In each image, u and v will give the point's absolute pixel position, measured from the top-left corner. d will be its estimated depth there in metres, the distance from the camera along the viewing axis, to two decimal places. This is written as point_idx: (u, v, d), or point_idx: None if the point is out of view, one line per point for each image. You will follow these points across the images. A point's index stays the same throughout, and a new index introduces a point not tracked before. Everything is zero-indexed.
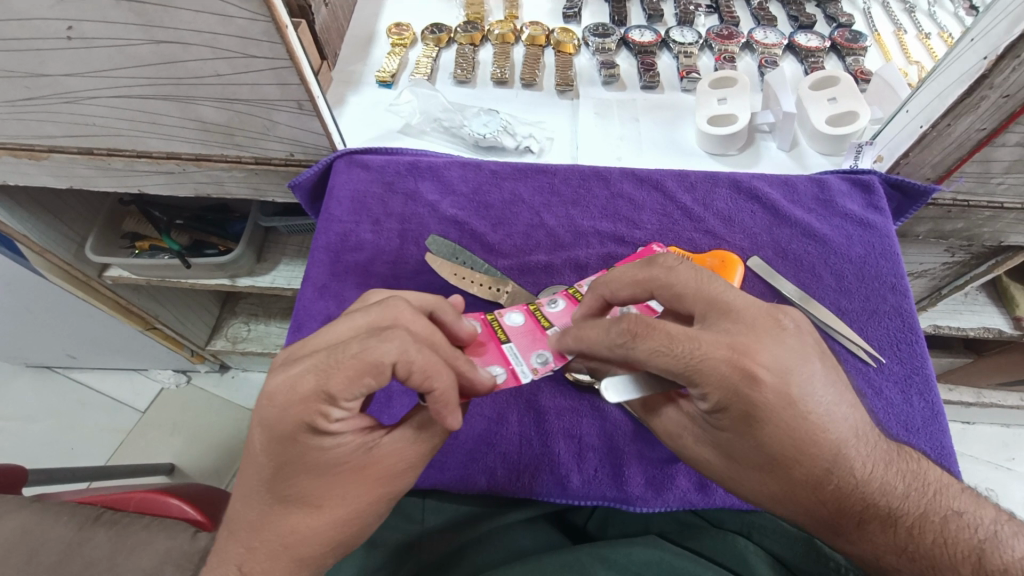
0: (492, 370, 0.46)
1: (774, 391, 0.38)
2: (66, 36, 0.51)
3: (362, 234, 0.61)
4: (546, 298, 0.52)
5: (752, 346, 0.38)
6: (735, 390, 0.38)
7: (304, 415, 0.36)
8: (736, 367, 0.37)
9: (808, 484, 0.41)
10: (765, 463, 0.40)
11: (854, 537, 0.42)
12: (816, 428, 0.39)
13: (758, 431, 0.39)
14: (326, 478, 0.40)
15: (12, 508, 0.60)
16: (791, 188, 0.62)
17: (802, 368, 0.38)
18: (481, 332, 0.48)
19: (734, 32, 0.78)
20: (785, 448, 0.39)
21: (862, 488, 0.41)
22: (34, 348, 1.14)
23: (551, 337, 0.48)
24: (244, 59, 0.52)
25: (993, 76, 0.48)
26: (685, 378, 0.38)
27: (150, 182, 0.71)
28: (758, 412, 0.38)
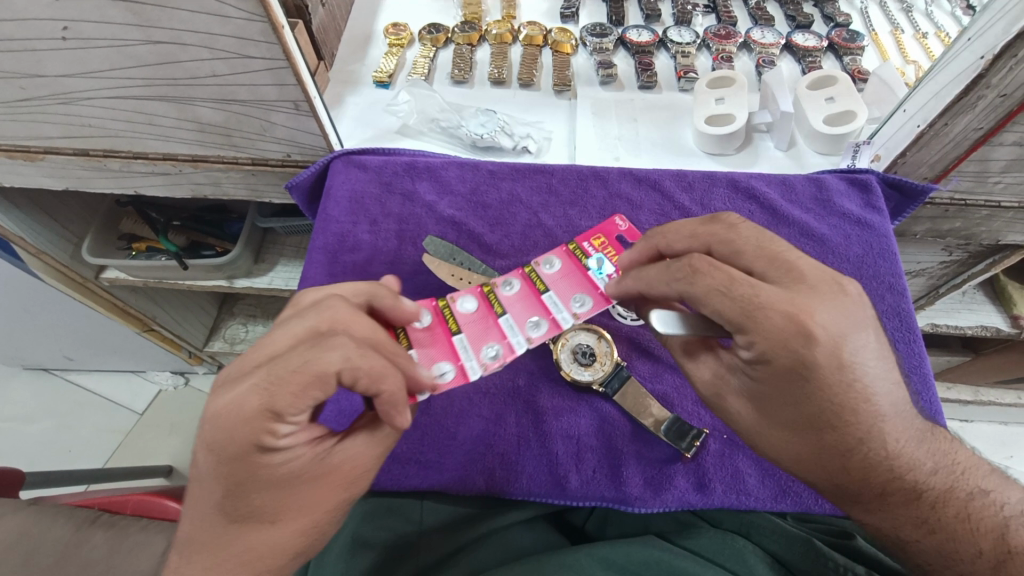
0: (442, 366, 0.46)
1: (826, 357, 0.37)
2: (62, 36, 0.50)
3: (359, 235, 0.61)
4: (501, 280, 0.51)
5: (815, 306, 0.37)
6: (787, 345, 0.37)
7: (249, 431, 0.35)
8: (794, 323, 0.37)
9: (842, 452, 0.40)
10: (800, 424, 0.40)
11: (874, 506, 0.42)
12: (861, 397, 0.39)
13: (800, 390, 0.39)
14: (289, 487, 0.40)
15: (9, 512, 0.59)
16: (789, 188, 0.62)
17: (858, 336, 0.38)
18: (430, 325, 0.48)
19: (731, 32, 0.78)
20: (823, 410, 0.39)
21: (892, 461, 0.41)
22: (31, 350, 1.14)
23: (503, 326, 0.48)
24: (241, 60, 0.52)
25: (989, 76, 0.48)
26: (740, 324, 0.38)
27: (146, 183, 0.71)
28: (807, 373, 0.38)
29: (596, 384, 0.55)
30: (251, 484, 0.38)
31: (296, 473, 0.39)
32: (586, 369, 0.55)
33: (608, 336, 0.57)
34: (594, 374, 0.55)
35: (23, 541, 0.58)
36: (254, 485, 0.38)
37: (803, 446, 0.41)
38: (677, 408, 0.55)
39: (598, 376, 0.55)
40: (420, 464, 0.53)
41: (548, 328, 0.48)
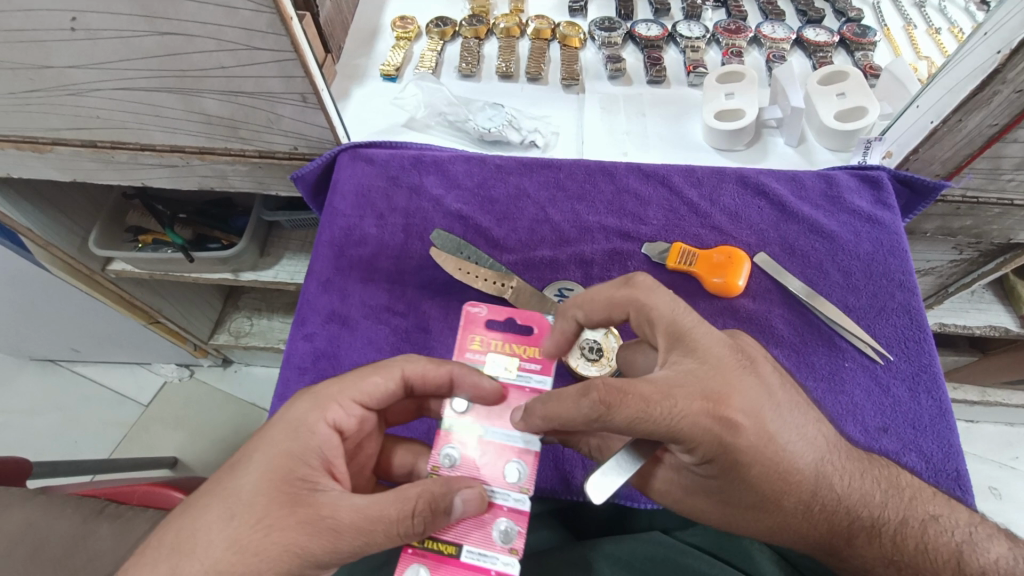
0: (499, 523, 0.41)
1: (745, 430, 0.38)
2: (71, 27, 0.50)
3: (365, 229, 0.61)
4: (446, 404, 0.45)
5: (725, 389, 0.38)
6: (720, 440, 0.38)
7: (291, 424, 0.42)
8: (714, 417, 0.38)
9: (789, 515, 0.41)
10: (745, 502, 0.41)
11: (847, 553, 0.42)
12: (792, 462, 0.40)
13: (745, 477, 0.39)
14: (270, 510, 0.37)
15: (18, 502, 0.60)
16: (799, 184, 0.62)
17: (772, 407, 0.39)
18: (459, 464, 0.43)
19: (741, 27, 0.78)
20: (767, 488, 0.40)
21: (843, 501, 0.41)
22: (38, 341, 1.14)
23: (500, 440, 0.44)
24: (248, 52, 0.52)
25: (1005, 70, 0.47)
26: (671, 438, 0.38)
27: (153, 175, 0.71)
28: (735, 455, 0.38)
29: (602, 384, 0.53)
30: (234, 493, 0.38)
31: (288, 486, 0.39)
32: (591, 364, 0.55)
33: (616, 331, 0.56)
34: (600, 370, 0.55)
35: (30, 532, 0.59)
36: (237, 496, 0.38)
37: (755, 521, 0.42)
38: None
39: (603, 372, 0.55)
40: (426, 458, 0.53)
41: None
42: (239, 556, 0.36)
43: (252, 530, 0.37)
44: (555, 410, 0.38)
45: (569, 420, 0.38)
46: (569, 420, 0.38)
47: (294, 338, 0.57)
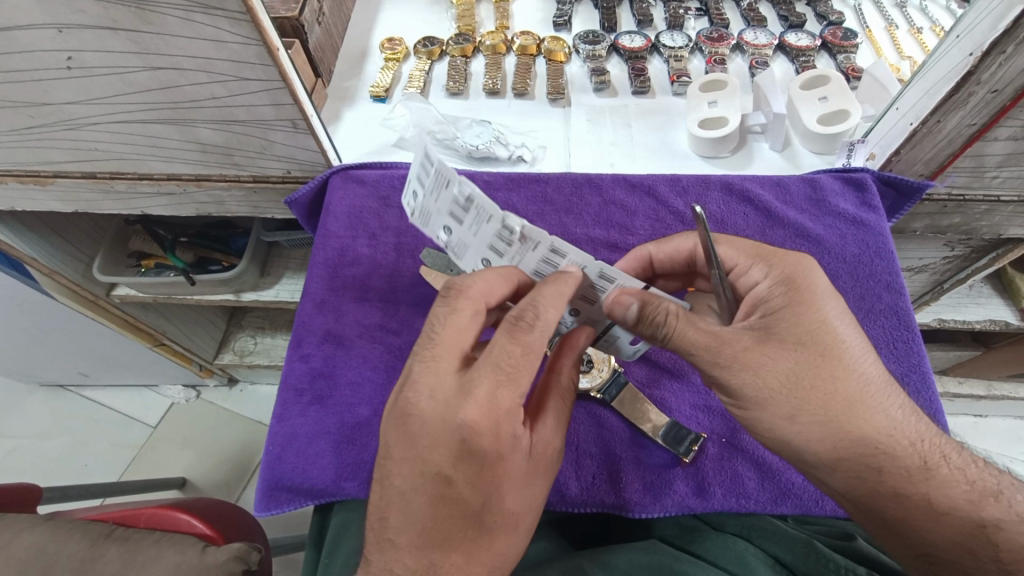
0: None
1: (827, 290, 0.46)
2: (67, 66, 0.52)
3: (358, 249, 0.63)
4: None
5: (802, 260, 0.48)
6: (797, 280, 0.46)
7: (510, 458, 0.41)
8: (793, 266, 0.47)
9: (869, 407, 0.43)
10: (817, 363, 0.43)
11: (917, 480, 0.42)
12: (858, 351, 0.44)
13: (810, 325, 0.44)
14: (518, 487, 0.42)
15: (27, 527, 0.61)
16: (783, 189, 0.62)
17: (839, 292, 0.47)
18: None
19: (724, 34, 0.79)
20: (833, 348, 0.43)
21: (908, 424, 0.43)
22: (46, 367, 1.16)
23: None
24: (238, 82, 0.53)
25: (979, 72, 0.48)
26: (757, 261, 0.48)
27: (152, 203, 0.72)
28: (813, 295, 0.45)
29: (594, 391, 0.55)
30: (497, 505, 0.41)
31: (534, 473, 0.43)
32: (584, 376, 0.56)
33: None
34: (592, 381, 0.55)
35: (40, 556, 0.60)
36: (516, 516, 0.42)
37: (823, 398, 0.42)
38: (674, 412, 0.55)
39: (595, 383, 0.55)
40: None
41: None
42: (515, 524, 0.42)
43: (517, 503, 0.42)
44: (664, 242, 0.53)
45: (683, 241, 0.52)
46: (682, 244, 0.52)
47: (291, 360, 0.58)
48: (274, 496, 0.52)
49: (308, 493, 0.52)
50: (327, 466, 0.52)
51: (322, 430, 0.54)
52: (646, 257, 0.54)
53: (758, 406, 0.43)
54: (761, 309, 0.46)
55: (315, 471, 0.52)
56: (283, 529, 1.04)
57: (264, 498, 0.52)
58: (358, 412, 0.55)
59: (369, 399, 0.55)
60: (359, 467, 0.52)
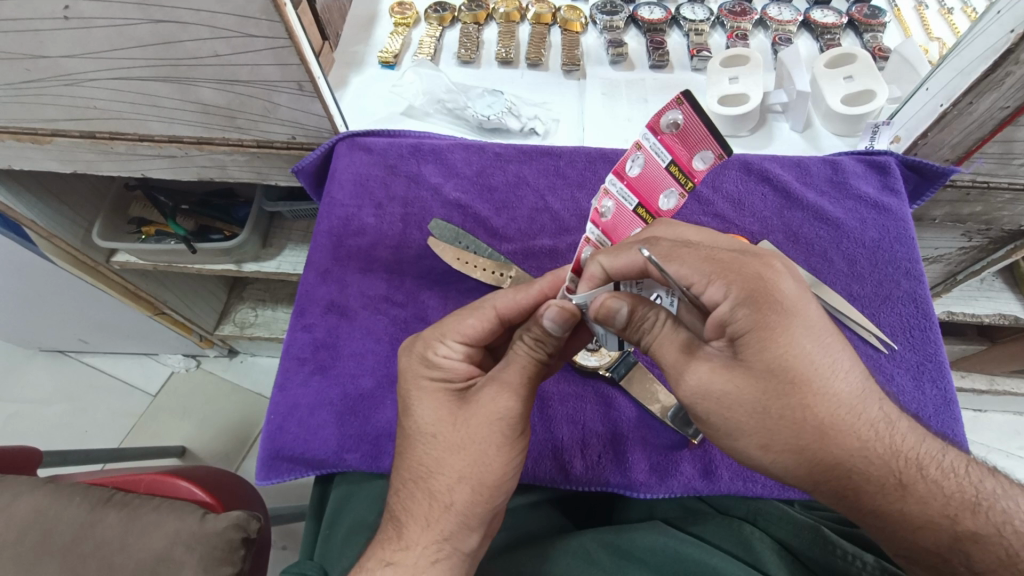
0: (668, 117, 0.36)
1: (791, 301, 0.39)
2: (64, 16, 0.50)
3: (364, 218, 0.61)
4: (663, 122, 0.36)
5: (764, 269, 0.40)
6: (759, 299, 0.38)
7: (413, 373, 0.47)
8: (758, 281, 0.39)
9: (835, 428, 0.39)
10: (784, 391, 0.38)
11: (894, 494, 0.40)
12: (831, 370, 0.39)
13: (776, 352, 0.38)
14: (433, 409, 0.45)
15: (27, 490, 0.61)
16: (803, 170, 0.60)
17: (810, 300, 0.40)
18: (680, 131, 0.36)
19: (747, 8, 0.76)
20: (803, 374, 0.38)
21: (889, 437, 0.40)
22: (46, 332, 1.15)
23: (662, 145, 0.37)
24: (242, 39, 0.51)
25: (1019, 50, 0.46)
26: (708, 279, 0.39)
27: (153, 165, 0.71)
28: (777, 312, 0.38)
29: (602, 369, 0.54)
30: (417, 421, 0.45)
31: (462, 410, 0.44)
32: (592, 355, 0.55)
33: None
34: (600, 359, 0.54)
35: (41, 519, 0.60)
36: (429, 436, 0.44)
37: (793, 426, 0.38)
38: None
39: (604, 362, 0.54)
40: None
41: (670, 137, 0.37)
42: (429, 443, 0.44)
43: (432, 427, 0.45)
44: (615, 252, 0.40)
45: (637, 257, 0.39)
46: (631, 261, 0.39)
47: (294, 329, 0.56)
48: (275, 464, 0.52)
49: (309, 464, 0.52)
50: (329, 437, 0.52)
51: (324, 401, 0.53)
52: (601, 278, 0.41)
53: (719, 437, 0.41)
54: (727, 332, 0.39)
55: (316, 442, 0.52)
56: (282, 499, 1.05)
57: (264, 467, 0.52)
58: (361, 383, 0.54)
59: (372, 370, 0.54)
60: (361, 439, 0.52)
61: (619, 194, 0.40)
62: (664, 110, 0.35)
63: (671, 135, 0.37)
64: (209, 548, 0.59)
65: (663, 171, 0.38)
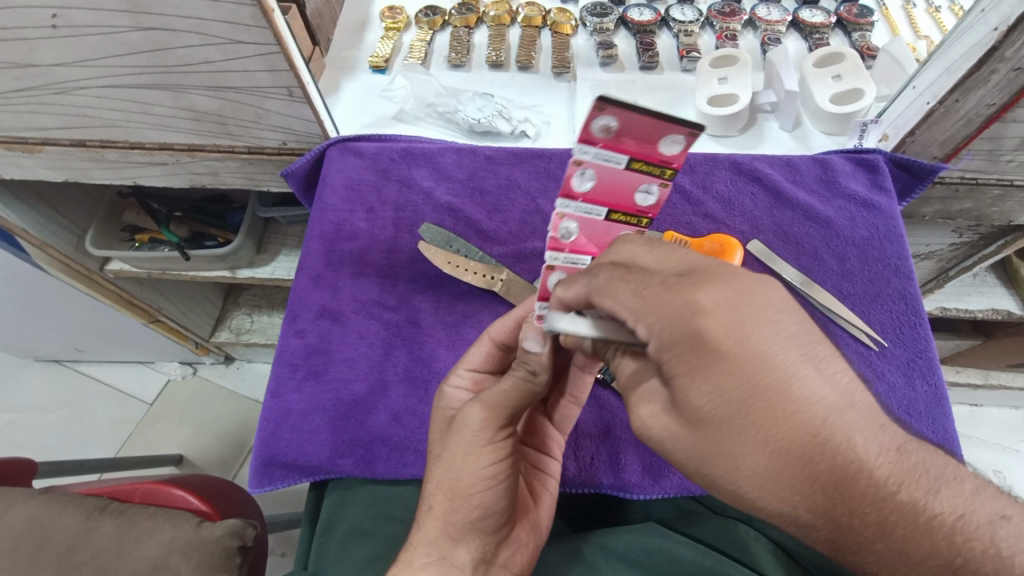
0: (600, 123, 0.31)
1: (722, 337, 0.30)
2: (53, 24, 0.50)
3: (356, 223, 0.61)
4: (596, 131, 0.32)
5: (697, 291, 0.31)
6: (677, 332, 0.31)
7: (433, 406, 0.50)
8: (682, 309, 0.31)
9: (807, 485, 0.30)
10: (715, 437, 0.31)
11: (878, 556, 0.31)
12: (779, 415, 0.30)
13: (700, 392, 0.31)
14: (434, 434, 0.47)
15: (22, 500, 0.61)
16: (793, 169, 0.61)
17: (755, 325, 0.31)
18: (619, 129, 0.32)
19: (736, 9, 0.76)
20: (737, 418, 0.31)
21: (875, 494, 0.30)
22: (41, 341, 1.15)
23: (606, 150, 0.33)
24: (232, 45, 0.51)
25: (1003, 47, 0.46)
26: (636, 317, 0.33)
27: (145, 173, 0.71)
28: (699, 347, 0.31)
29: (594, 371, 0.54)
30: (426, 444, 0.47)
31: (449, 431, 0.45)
32: None
33: None
34: None
35: (35, 529, 0.59)
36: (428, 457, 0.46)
37: (731, 475, 0.32)
38: None
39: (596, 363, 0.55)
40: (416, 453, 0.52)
41: (612, 141, 0.33)
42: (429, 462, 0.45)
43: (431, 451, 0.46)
44: (567, 284, 0.37)
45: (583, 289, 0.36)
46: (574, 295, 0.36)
47: (286, 335, 0.56)
48: (268, 472, 0.51)
49: (303, 470, 0.52)
50: (323, 443, 0.52)
51: (317, 407, 0.53)
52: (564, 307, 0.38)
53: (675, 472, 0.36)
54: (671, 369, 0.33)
55: (310, 448, 0.52)
56: (280, 505, 1.05)
57: (257, 474, 0.51)
58: (354, 388, 0.54)
59: (365, 375, 0.54)
60: (355, 445, 0.52)
61: (580, 212, 0.38)
62: (590, 120, 0.31)
63: (616, 138, 0.33)
64: (205, 556, 0.59)
65: (625, 171, 0.35)
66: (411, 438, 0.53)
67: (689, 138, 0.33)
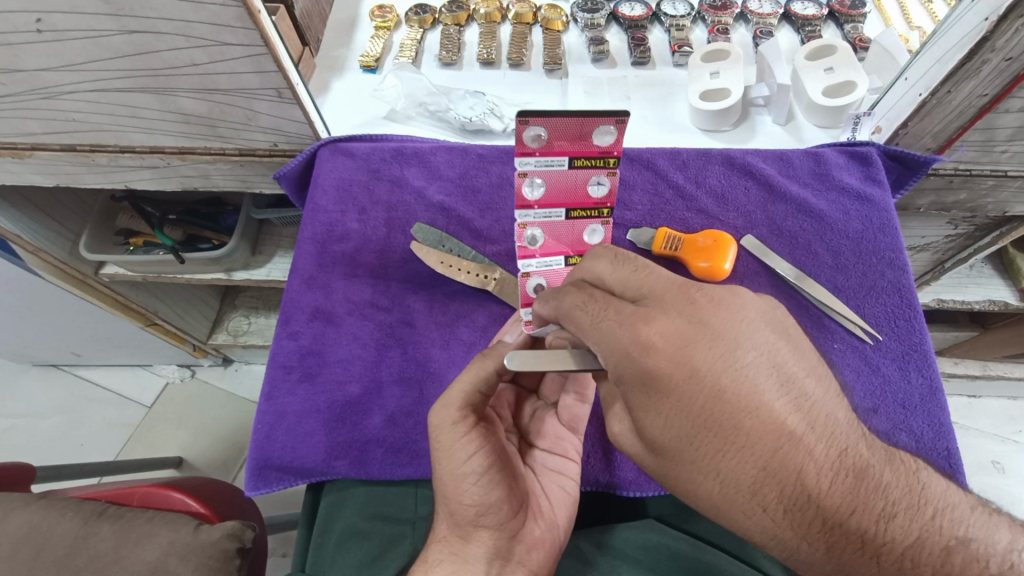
0: (530, 136, 0.39)
1: (671, 374, 0.33)
2: (37, 29, 0.49)
3: (348, 224, 0.61)
4: (529, 144, 0.40)
5: (650, 326, 0.34)
6: (634, 364, 0.34)
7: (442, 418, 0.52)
8: (637, 346, 0.34)
9: (759, 509, 0.33)
10: (677, 463, 0.35)
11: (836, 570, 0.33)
12: (726, 445, 0.33)
13: (659, 424, 0.34)
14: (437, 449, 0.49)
15: (18, 506, 0.61)
16: (786, 162, 0.60)
17: (703, 358, 0.33)
18: (549, 137, 0.40)
19: (727, 3, 0.76)
20: (692, 447, 0.34)
21: (824, 515, 0.32)
22: (37, 347, 1.15)
23: (545, 157, 0.41)
24: (219, 47, 0.51)
25: (994, 38, 0.46)
26: (596, 340, 0.36)
27: (136, 176, 0.70)
28: (652, 383, 0.34)
29: None
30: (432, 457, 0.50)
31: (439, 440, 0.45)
32: None
33: None
34: None
35: (32, 535, 0.59)
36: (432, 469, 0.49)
37: (695, 497, 0.35)
38: None
39: None
40: (411, 454, 0.52)
41: (546, 147, 0.41)
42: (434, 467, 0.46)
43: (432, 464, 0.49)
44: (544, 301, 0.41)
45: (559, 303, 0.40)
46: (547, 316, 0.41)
47: (279, 337, 0.56)
48: (263, 475, 0.51)
49: (299, 472, 0.52)
50: (318, 445, 0.52)
51: (311, 409, 0.53)
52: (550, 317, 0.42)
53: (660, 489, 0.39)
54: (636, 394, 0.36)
55: (305, 450, 0.51)
56: (280, 507, 1.05)
57: (252, 477, 0.51)
58: (348, 390, 0.54)
59: (359, 376, 0.54)
60: (350, 446, 0.52)
61: (540, 216, 0.47)
62: (522, 136, 0.39)
63: (550, 145, 0.40)
64: (203, 559, 0.59)
65: (570, 170, 0.43)
66: (406, 438, 0.53)
67: (617, 127, 0.39)
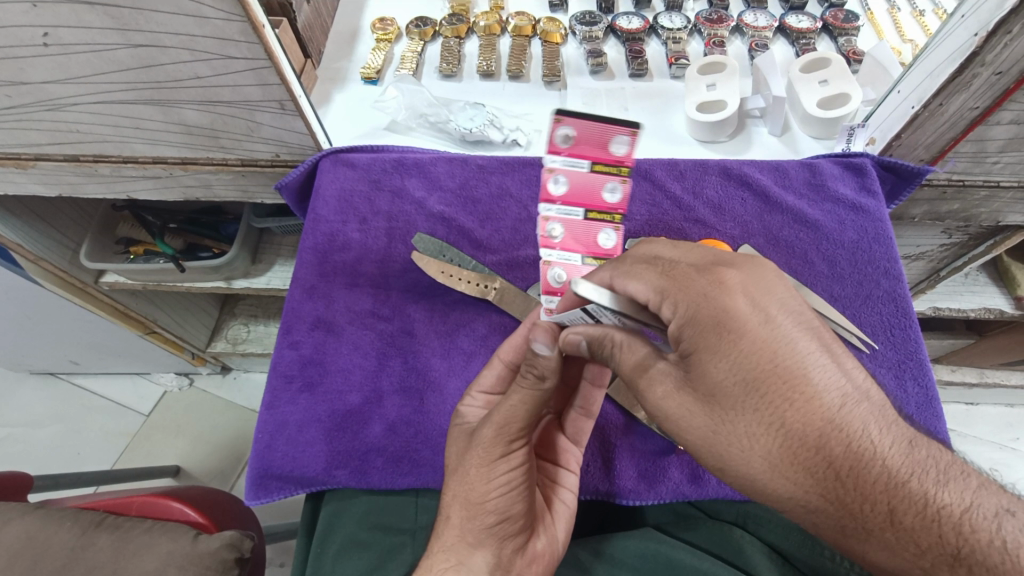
0: (561, 134, 0.37)
1: (743, 316, 0.34)
2: (43, 42, 0.50)
3: (349, 233, 0.61)
4: (557, 143, 0.38)
5: (721, 274, 0.35)
6: (707, 302, 0.34)
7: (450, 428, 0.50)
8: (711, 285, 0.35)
9: (818, 455, 0.33)
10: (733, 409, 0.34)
11: (887, 533, 0.32)
12: (790, 386, 0.33)
13: (720, 367, 0.34)
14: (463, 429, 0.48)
15: (17, 516, 0.61)
16: (782, 173, 0.61)
17: (772, 300, 0.35)
18: (577, 139, 0.38)
19: (723, 16, 0.77)
20: (753, 390, 0.34)
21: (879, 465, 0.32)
22: (36, 355, 1.15)
23: (569, 158, 0.39)
24: (222, 61, 0.51)
25: (984, 52, 0.47)
26: (661, 293, 0.36)
27: (138, 186, 0.71)
28: (721, 324, 0.34)
29: None
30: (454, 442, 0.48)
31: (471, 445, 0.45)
32: None
33: None
34: None
35: (31, 545, 0.59)
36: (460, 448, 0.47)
37: (748, 449, 0.34)
38: None
39: None
40: (412, 463, 0.52)
41: (573, 149, 0.38)
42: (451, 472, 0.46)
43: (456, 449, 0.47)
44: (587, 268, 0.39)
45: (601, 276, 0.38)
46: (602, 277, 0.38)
47: (280, 346, 0.56)
48: (264, 485, 0.51)
49: (299, 481, 0.52)
50: (318, 454, 0.52)
51: (312, 418, 0.53)
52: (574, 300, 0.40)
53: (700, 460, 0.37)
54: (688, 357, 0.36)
55: (305, 459, 0.52)
56: (278, 515, 1.05)
57: (253, 486, 0.51)
58: (348, 399, 0.54)
59: (360, 386, 0.55)
60: (350, 456, 0.52)
61: (562, 213, 0.42)
62: (552, 131, 0.37)
63: (575, 146, 0.38)
64: (202, 570, 0.58)
65: (590, 174, 0.40)
66: (407, 447, 0.53)
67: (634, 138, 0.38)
